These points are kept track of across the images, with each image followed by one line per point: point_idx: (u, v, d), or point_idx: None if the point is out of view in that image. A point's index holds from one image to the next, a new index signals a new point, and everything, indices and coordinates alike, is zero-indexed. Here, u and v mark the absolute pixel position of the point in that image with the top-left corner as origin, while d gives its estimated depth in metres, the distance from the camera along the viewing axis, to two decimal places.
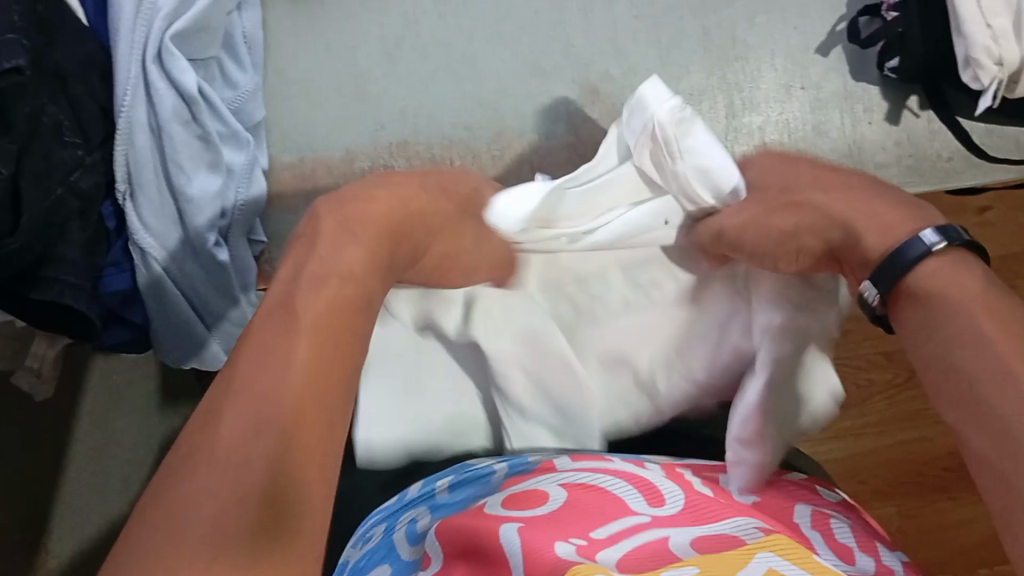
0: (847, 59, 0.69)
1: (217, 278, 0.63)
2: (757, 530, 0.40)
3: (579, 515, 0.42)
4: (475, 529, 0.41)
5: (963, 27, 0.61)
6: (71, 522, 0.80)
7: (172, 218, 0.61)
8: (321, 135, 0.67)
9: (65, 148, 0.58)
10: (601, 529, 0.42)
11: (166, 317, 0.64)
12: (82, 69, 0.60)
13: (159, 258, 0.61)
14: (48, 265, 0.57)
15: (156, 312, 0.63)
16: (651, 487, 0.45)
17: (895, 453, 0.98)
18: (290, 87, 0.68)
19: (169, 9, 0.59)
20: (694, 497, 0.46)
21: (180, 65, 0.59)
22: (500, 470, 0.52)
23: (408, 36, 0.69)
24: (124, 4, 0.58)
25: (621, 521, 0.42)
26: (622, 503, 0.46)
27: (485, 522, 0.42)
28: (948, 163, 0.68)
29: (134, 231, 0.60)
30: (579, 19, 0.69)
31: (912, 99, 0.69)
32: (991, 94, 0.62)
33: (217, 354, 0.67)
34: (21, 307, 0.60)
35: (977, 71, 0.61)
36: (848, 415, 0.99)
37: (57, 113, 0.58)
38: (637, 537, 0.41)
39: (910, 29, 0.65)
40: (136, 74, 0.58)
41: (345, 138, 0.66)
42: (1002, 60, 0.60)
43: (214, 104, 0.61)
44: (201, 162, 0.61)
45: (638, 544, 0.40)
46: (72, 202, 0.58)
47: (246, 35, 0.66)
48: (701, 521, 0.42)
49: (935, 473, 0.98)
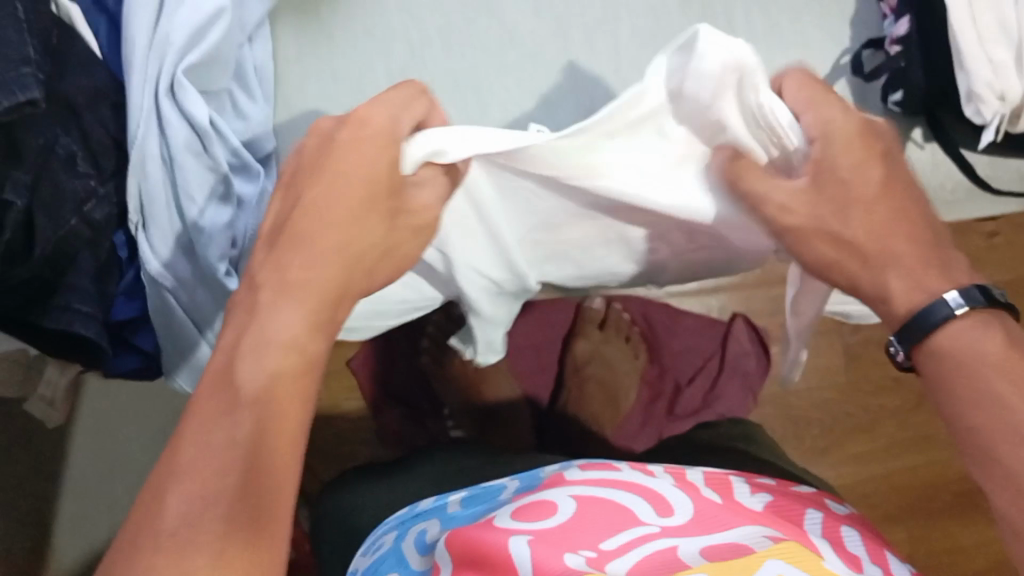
0: (851, 93, 0.69)
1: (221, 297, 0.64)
2: (762, 539, 0.44)
3: (587, 520, 0.46)
4: (484, 542, 0.44)
5: (964, 63, 0.61)
6: (74, 532, 0.94)
7: (182, 246, 0.62)
8: None
9: (77, 179, 0.59)
10: (608, 539, 0.44)
11: (167, 325, 0.65)
12: (94, 98, 0.60)
13: (169, 287, 0.62)
14: (58, 294, 0.59)
15: (158, 322, 0.64)
16: (659, 498, 0.48)
17: (906, 478, 1.04)
18: (297, 116, 0.68)
19: (182, 43, 0.59)
20: (697, 507, 0.48)
21: (191, 97, 0.59)
22: (514, 482, 0.57)
23: (414, 66, 0.69)
24: (137, 39, 0.59)
25: (631, 530, 0.45)
26: (628, 510, 0.47)
27: (495, 533, 0.45)
28: (949, 197, 0.72)
29: (144, 259, 0.61)
30: (583, 49, 0.69)
31: (917, 130, 0.70)
32: (993, 128, 0.62)
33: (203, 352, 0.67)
34: (36, 335, 0.61)
35: (979, 106, 0.62)
36: (857, 441, 1.04)
37: (70, 145, 0.59)
38: (647, 546, 0.43)
39: (913, 62, 0.65)
40: (149, 107, 0.59)
41: None
42: (1004, 95, 0.61)
43: (225, 136, 0.61)
44: (212, 194, 0.61)
45: (649, 553, 0.42)
46: (86, 233, 0.59)
47: (256, 65, 0.67)
48: (704, 530, 0.45)
49: (940, 497, 1.04)
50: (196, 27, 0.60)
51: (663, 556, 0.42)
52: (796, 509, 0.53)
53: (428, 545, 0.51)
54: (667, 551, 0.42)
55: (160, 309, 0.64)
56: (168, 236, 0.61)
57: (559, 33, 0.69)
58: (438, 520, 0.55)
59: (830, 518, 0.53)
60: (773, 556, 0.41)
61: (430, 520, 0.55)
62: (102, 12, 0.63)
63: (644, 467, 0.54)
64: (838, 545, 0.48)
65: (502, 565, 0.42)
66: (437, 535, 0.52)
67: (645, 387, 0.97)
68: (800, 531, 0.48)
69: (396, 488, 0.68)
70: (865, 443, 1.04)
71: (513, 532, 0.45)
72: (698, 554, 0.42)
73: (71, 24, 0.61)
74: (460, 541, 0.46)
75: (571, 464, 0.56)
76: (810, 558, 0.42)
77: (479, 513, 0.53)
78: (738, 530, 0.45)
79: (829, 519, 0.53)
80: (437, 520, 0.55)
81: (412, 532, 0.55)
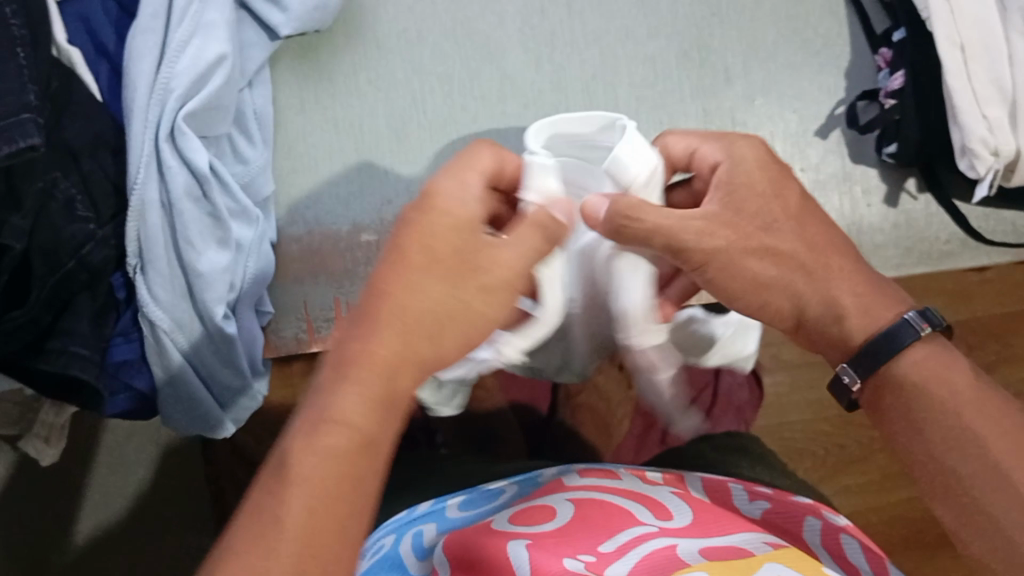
0: (846, 143, 0.70)
1: (223, 351, 0.64)
2: (761, 544, 0.46)
3: (587, 525, 0.49)
4: (485, 544, 0.47)
5: (959, 118, 0.62)
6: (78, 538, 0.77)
7: (182, 292, 0.62)
8: (296, 201, 0.67)
9: (76, 223, 0.59)
10: (608, 541, 0.47)
11: (176, 396, 0.64)
12: (93, 145, 0.60)
13: (167, 330, 0.62)
14: (54, 338, 0.59)
15: (163, 384, 0.64)
16: (656, 502, 0.52)
17: (901, 509, 1.04)
18: (298, 161, 0.68)
19: (183, 90, 0.60)
20: (698, 516, 0.50)
21: (192, 144, 0.60)
22: (512, 488, 0.59)
23: (414, 114, 0.69)
24: (138, 86, 0.60)
25: (630, 530, 0.48)
26: (631, 517, 0.49)
27: (498, 543, 0.47)
28: (946, 246, 0.70)
29: (144, 304, 0.61)
30: (582, 99, 0.69)
31: (910, 181, 0.70)
32: (987, 183, 0.63)
33: (225, 429, 0.67)
34: (33, 375, 0.61)
35: (973, 161, 0.62)
36: (849, 474, 1.04)
37: (70, 189, 0.59)
38: (646, 547, 0.45)
39: (907, 116, 0.66)
40: (149, 152, 0.59)
41: (318, 210, 0.67)
42: (998, 151, 0.62)
43: (225, 181, 0.62)
44: (212, 238, 0.62)
45: (646, 553, 0.44)
46: (83, 276, 0.60)
47: (256, 111, 0.67)
48: (700, 532, 0.47)
49: (935, 531, 1.05)
50: (198, 75, 0.60)
51: (664, 555, 0.44)
52: (794, 516, 0.55)
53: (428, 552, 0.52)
54: (667, 550, 0.45)
55: (163, 367, 0.63)
56: (165, 277, 0.61)
57: (557, 81, 0.70)
58: (433, 523, 0.56)
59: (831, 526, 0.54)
60: (771, 560, 0.43)
61: (426, 522, 0.56)
62: (103, 57, 0.64)
63: (641, 474, 0.58)
64: (838, 558, 0.50)
65: (500, 564, 0.45)
66: (437, 541, 0.53)
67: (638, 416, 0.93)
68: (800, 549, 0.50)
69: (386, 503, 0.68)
70: (860, 475, 1.04)
71: (512, 537, 0.47)
72: (698, 553, 0.44)
73: (72, 68, 0.61)
74: (458, 543, 0.48)
75: (570, 470, 0.59)
76: (807, 561, 0.44)
77: (479, 515, 0.55)
78: (738, 536, 0.47)
79: (830, 528, 0.53)
80: (435, 522, 0.56)
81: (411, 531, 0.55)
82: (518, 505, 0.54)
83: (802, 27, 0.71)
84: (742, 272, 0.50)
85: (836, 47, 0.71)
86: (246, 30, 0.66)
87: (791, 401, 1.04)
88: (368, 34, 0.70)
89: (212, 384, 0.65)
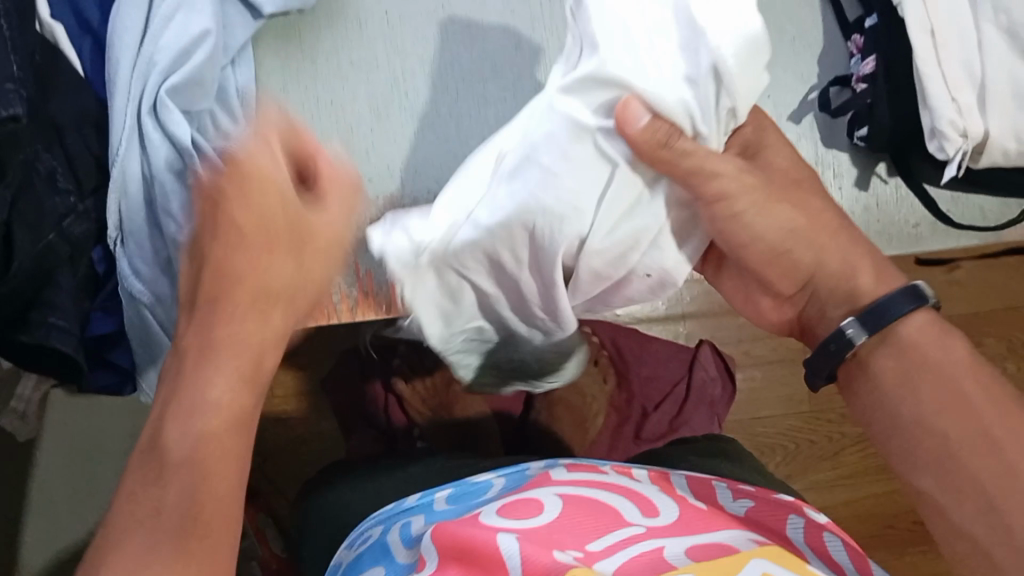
0: (819, 128, 0.71)
1: None
2: (745, 542, 0.46)
3: (576, 521, 0.49)
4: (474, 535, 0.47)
5: (929, 101, 0.65)
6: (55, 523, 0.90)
7: (165, 265, 0.63)
8: None
9: (58, 196, 0.59)
10: (596, 540, 0.47)
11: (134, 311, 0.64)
12: (76, 118, 0.61)
13: (148, 304, 0.63)
14: (36, 309, 0.58)
15: (132, 335, 0.64)
16: (645, 500, 0.53)
17: (870, 504, 1.05)
18: None
19: (166, 64, 0.61)
20: (685, 515, 0.51)
21: (174, 116, 0.61)
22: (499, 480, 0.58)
23: None
24: (122, 61, 0.61)
25: (618, 532, 0.48)
26: (618, 517, 0.50)
27: (485, 532, 0.47)
28: (915, 229, 0.74)
29: (125, 276, 0.62)
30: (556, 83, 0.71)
31: (881, 165, 0.72)
32: (956, 164, 0.65)
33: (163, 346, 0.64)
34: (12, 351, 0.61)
35: (943, 143, 0.65)
36: (821, 469, 1.05)
37: (52, 162, 0.59)
38: (632, 548, 0.45)
39: (879, 99, 0.68)
40: (131, 125, 0.61)
41: None
42: (967, 132, 0.65)
43: None
44: None
45: (633, 553, 0.45)
46: (64, 248, 0.59)
47: (238, 88, 0.68)
48: (686, 531, 0.48)
49: (903, 526, 1.06)
50: (180, 50, 0.61)
51: (651, 555, 0.44)
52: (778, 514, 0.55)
53: (415, 541, 0.52)
54: (653, 552, 0.45)
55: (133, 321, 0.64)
56: (147, 251, 0.63)
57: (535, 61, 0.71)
58: (420, 514, 0.56)
59: (813, 522, 0.54)
60: (756, 558, 0.43)
61: (415, 515, 0.56)
62: (86, 33, 0.64)
63: (627, 472, 0.58)
64: (821, 553, 0.50)
65: (489, 557, 0.45)
66: (423, 530, 0.53)
67: (613, 413, 0.93)
68: (780, 538, 0.51)
69: (371, 493, 0.69)
70: (831, 470, 1.05)
71: (500, 529, 0.48)
72: (685, 554, 0.44)
73: (55, 43, 0.61)
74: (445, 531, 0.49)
75: (555, 462, 0.59)
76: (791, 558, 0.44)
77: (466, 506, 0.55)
78: (723, 534, 0.47)
79: (811, 525, 0.54)
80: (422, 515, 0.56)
81: (396, 525, 0.56)
82: (499, 499, 0.54)
83: (780, 15, 0.72)
84: (769, 226, 0.54)
85: (809, 34, 0.72)
86: (229, 8, 0.67)
87: (764, 397, 1.03)
88: (350, 14, 0.70)
89: (165, 320, 0.64)
